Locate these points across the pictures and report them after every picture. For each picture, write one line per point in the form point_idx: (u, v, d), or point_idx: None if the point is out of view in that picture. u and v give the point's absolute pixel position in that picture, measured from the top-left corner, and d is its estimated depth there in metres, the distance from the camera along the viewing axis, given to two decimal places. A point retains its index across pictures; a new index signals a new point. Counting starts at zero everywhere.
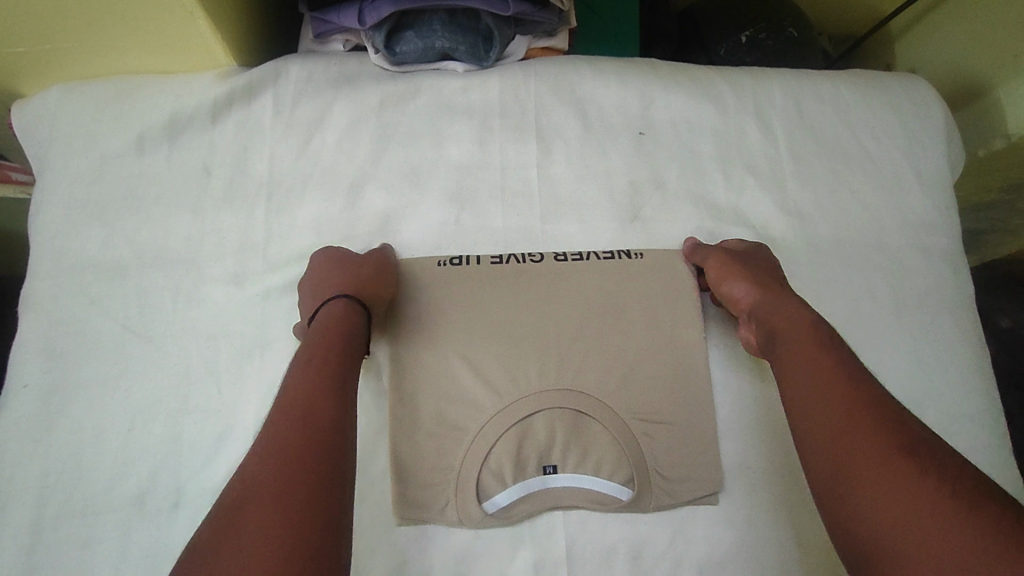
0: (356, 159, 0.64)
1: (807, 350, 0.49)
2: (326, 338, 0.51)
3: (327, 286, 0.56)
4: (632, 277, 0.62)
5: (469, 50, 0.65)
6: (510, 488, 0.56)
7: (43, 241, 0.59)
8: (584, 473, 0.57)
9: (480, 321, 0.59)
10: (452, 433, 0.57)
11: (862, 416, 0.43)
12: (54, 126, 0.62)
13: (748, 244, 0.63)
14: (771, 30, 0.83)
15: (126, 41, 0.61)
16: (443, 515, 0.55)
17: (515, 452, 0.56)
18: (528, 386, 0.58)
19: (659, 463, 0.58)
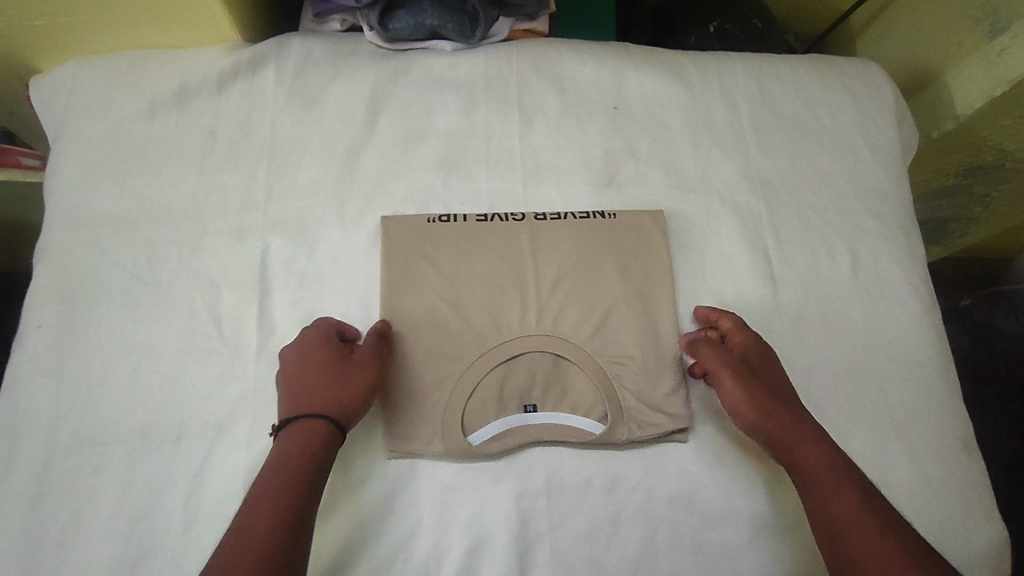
0: (353, 127, 0.68)
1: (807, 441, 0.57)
2: (295, 467, 0.50)
3: (311, 389, 0.54)
4: (607, 234, 0.67)
5: (456, 28, 0.71)
6: (493, 423, 0.60)
7: (58, 198, 0.64)
8: (561, 411, 0.61)
9: (466, 275, 0.64)
10: (440, 373, 0.61)
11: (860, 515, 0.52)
12: (72, 94, 0.67)
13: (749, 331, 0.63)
14: (737, 21, 0.90)
15: (140, 17, 0.66)
16: (430, 448, 0.59)
17: (498, 390, 0.61)
18: (511, 332, 0.62)
19: (634, 400, 0.62)
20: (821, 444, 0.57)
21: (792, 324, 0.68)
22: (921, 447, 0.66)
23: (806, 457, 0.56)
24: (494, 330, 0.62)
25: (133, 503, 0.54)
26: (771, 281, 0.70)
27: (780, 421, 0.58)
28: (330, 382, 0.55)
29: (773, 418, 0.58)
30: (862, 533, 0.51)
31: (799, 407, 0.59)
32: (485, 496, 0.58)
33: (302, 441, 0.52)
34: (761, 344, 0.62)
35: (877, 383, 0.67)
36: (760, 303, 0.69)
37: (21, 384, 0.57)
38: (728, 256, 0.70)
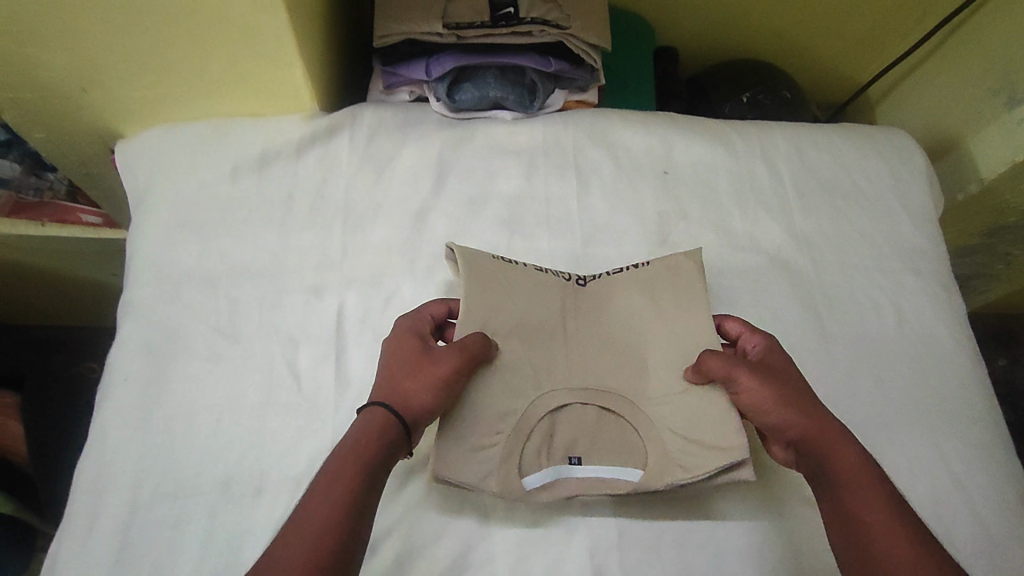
0: (422, 190, 0.72)
1: (833, 440, 0.55)
2: (352, 453, 0.52)
3: (389, 374, 0.57)
4: (651, 283, 0.67)
5: (517, 99, 0.76)
6: (540, 471, 0.59)
7: (142, 255, 0.67)
8: (607, 463, 0.60)
9: (527, 311, 0.64)
10: (500, 408, 0.59)
11: (882, 504, 0.52)
12: (159, 158, 0.72)
13: (772, 344, 0.61)
14: (767, 91, 0.96)
15: (228, 87, 0.71)
16: (487, 486, 0.57)
17: (549, 437, 0.60)
18: (557, 378, 0.62)
19: (676, 441, 0.59)
20: (853, 450, 0.55)
21: (847, 378, 0.70)
22: (982, 503, 0.66)
23: (836, 469, 0.54)
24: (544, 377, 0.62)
25: (214, 558, 0.54)
26: (823, 337, 0.72)
27: (807, 426, 0.56)
28: (403, 370, 0.57)
29: (796, 423, 0.56)
30: (891, 549, 0.49)
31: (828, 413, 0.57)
32: (558, 551, 0.59)
33: (370, 426, 0.54)
34: (785, 353, 0.61)
35: (932, 437, 0.69)
36: (814, 358, 0.71)
37: (107, 436, 0.59)
38: (780, 312, 0.72)
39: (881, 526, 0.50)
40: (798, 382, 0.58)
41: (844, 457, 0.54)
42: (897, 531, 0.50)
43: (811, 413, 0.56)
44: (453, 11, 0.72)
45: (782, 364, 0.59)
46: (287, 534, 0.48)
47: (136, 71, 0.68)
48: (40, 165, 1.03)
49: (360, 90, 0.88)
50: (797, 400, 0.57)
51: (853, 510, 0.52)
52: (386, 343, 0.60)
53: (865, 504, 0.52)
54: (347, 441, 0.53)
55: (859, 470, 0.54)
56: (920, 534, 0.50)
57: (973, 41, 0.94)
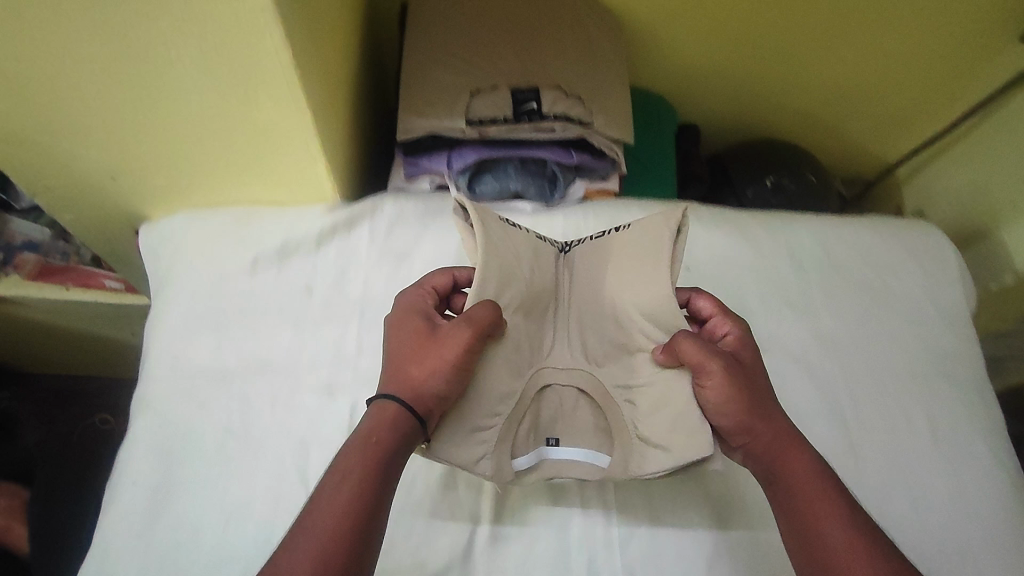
0: None
1: (792, 449, 0.54)
2: (363, 451, 0.51)
3: (395, 362, 0.56)
4: (639, 248, 0.62)
5: (537, 190, 0.76)
6: (525, 454, 0.60)
7: (161, 349, 0.68)
8: (582, 447, 0.62)
9: (525, 282, 0.62)
10: (495, 386, 0.59)
11: (838, 518, 0.51)
12: (182, 246, 0.73)
13: (741, 335, 0.59)
14: (792, 175, 0.95)
15: (252, 178, 0.72)
16: (478, 467, 0.56)
17: (533, 421, 0.62)
18: (547, 360, 0.64)
19: (647, 430, 0.59)
20: (808, 459, 0.54)
21: (879, 494, 0.67)
22: None
23: (793, 481, 0.53)
24: (534, 358, 0.63)
25: None
26: (852, 448, 0.69)
27: (767, 431, 0.54)
28: (406, 357, 0.55)
29: (757, 425, 0.54)
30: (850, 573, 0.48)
31: (785, 418, 0.56)
32: None
33: (381, 419, 0.52)
34: (751, 344, 0.59)
35: (972, 562, 0.65)
36: (843, 471, 0.67)
37: (112, 543, 0.58)
38: (806, 420, 0.69)
39: (837, 543, 0.50)
40: (763, 379, 0.57)
41: (800, 468, 0.53)
42: (857, 552, 0.49)
43: (772, 415, 0.55)
44: (476, 107, 0.73)
45: (749, 359, 0.58)
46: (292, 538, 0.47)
47: (164, 163, 0.70)
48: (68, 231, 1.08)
49: (382, 176, 0.89)
50: (760, 400, 0.55)
51: (807, 525, 0.51)
52: (389, 325, 0.59)
53: (819, 516, 0.51)
54: (357, 436, 0.52)
55: (815, 480, 0.53)
56: (883, 546, 0.49)
57: (1001, 129, 0.93)
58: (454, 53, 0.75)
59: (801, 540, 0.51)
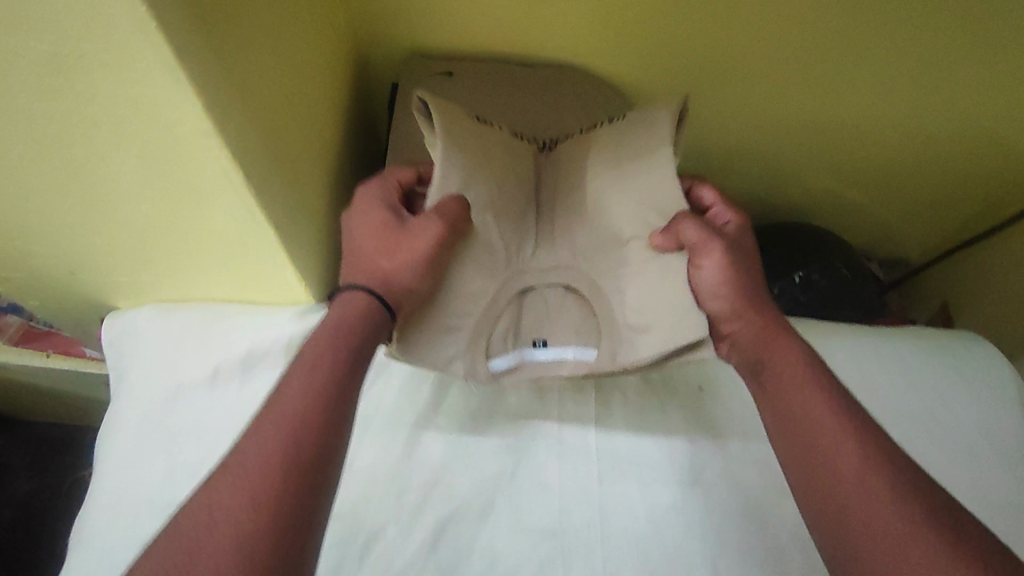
0: (420, 405, 0.66)
1: (774, 331, 0.57)
2: (335, 335, 0.52)
3: (360, 251, 0.58)
4: (620, 140, 0.66)
5: None
6: (508, 353, 0.64)
7: (111, 466, 0.63)
8: (567, 347, 0.65)
9: (503, 172, 0.67)
10: (472, 283, 0.63)
11: (824, 399, 0.51)
12: (142, 348, 0.68)
13: (740, 227, 0.64)
14: (823, 270, 0.86)
15: (218, 278, 0.66)
16: (453, 367, 0.60)
17: (515, 325, 0.66)
18: (527, 263, 0.68)
19: (628, 321, 0.63)
20: (794, 347, 0.56)
21: None
22: None
23: (779, 366, 0.55)
24: (512, 259, 0.68)
25: None
26: None
27: (755, 318, 0.58)
28: (369, 244, 0.58)
29: (746, 313, 0.58)
30: (837, 441, 0.48)
31: (775, 312, 0.59)
32: None
33: (353, 304, 0.55)
34: (749, 238, 0.64)
35: None
36: None
37: None
38: None
39: (822, 417, 0.50)
40: (756, 263, 0.62)
41: (783, 351, 0.55)
42: (843, 425, 0.49)
43: (762, 295, 0.59)
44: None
45: (745, 244, 0.63)
46: (259, 419, 0.46)
47: (123, 262, 0.64)
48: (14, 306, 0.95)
49: None
50: (751, 282, 0.59)
51: (794, 412, 0.52)
52: (352, 215, 0.61)
53: (805, 396, 0.52)
54: (328, 321, 0.53)
55: (800, 365, 0.54)
56: (872, 428, 0.49)
57: None
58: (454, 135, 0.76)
59: (783, 420, 0.52)
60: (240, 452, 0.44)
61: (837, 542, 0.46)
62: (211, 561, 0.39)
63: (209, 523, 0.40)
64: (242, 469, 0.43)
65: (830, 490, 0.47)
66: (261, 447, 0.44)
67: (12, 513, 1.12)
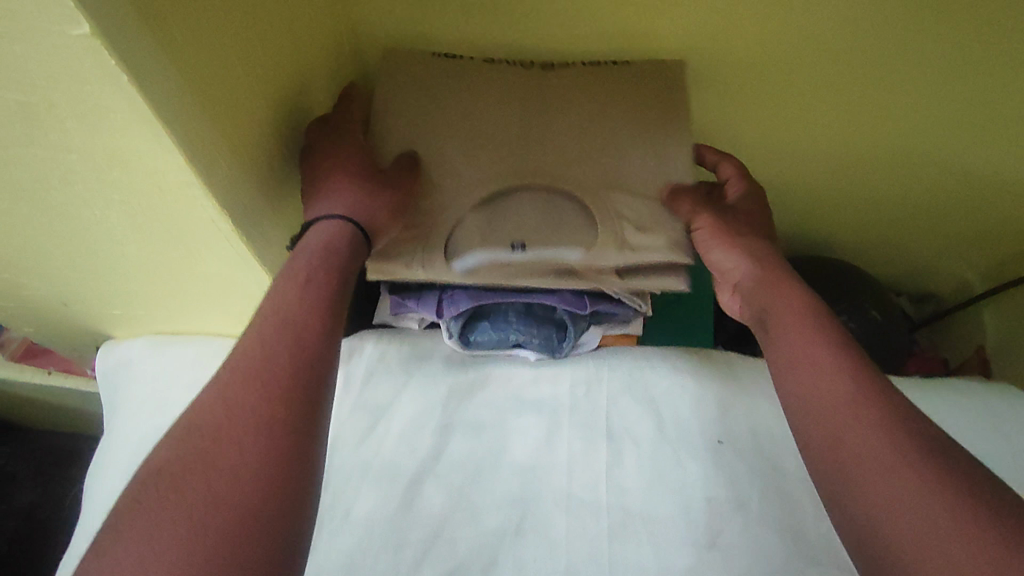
0: (419, 453, 0.61)
1: (780, 286, 0.53)
2: (319, 262, 0.48)
3: (323, 181, 0.52)
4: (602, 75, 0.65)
5: (542, 341, 0.64)
6: (477, 250, 0.57)
7: (98, 510, 0.61)
8: (549, 245, 0.57)
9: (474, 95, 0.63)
10: (432, 190, 0.59)
11: (837, 364, 0.46)
12: (136, 381, 0.66)
13: (741, 182, 0.60)
14: (852, 312, 0.82)
15: (212, 313, 0.63)
16: (409, 268, 0.56)
17: (489, 226, 0.58)
18: (500, 170, 0.61)
19: (623, 225, 0.58)
20: (799, 292, 0.52)
21: None
22: None
23: (783, 320, 0.51)
24: (483, 172, 0.60)
25: None
26: None
27: (756, 265, 0.55)
28: (345, 175, 0.52)
29: (749, 260, 0.55)
30: (846, 407, 0.44)
31: (780, 260, 0.56)
32: None
33: (329, 238, 0.49)
34: (756, 194, 0.60)
35: None
36: None
37: None
38: None
39: (831, 380, 0.46)
40: (757, 221, 0.58)
41: (788, 304, 0.51)
42: (854, 392, 0.45)
43: (764, 252, 0.56)
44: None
45: (746, 202, 0.59)
46: (236, 351, 0.43)
47: (114, 296, 0.61)
48: None
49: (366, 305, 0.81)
50: (753, 240, 0.56)
51: (801, 374, 0.47)
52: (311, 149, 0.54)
53: (812, 361, 0.47)
54: (304, 250, 0.48)
55: (805, 310, 0.51)
56: (883, 388, 0.45)
57: None
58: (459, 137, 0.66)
59: (785, 369, 0.49)
60: (225, 384, 0.41)
61: (839, 505, 0.42)
62: (235, 451, 0.38)
63: (224, 420, 0.39)
64: (225, 399, 0.40)
65: (838, 458, 0.43)
66: (245, 379, 0.41)
67: (14, 522, 1.08)
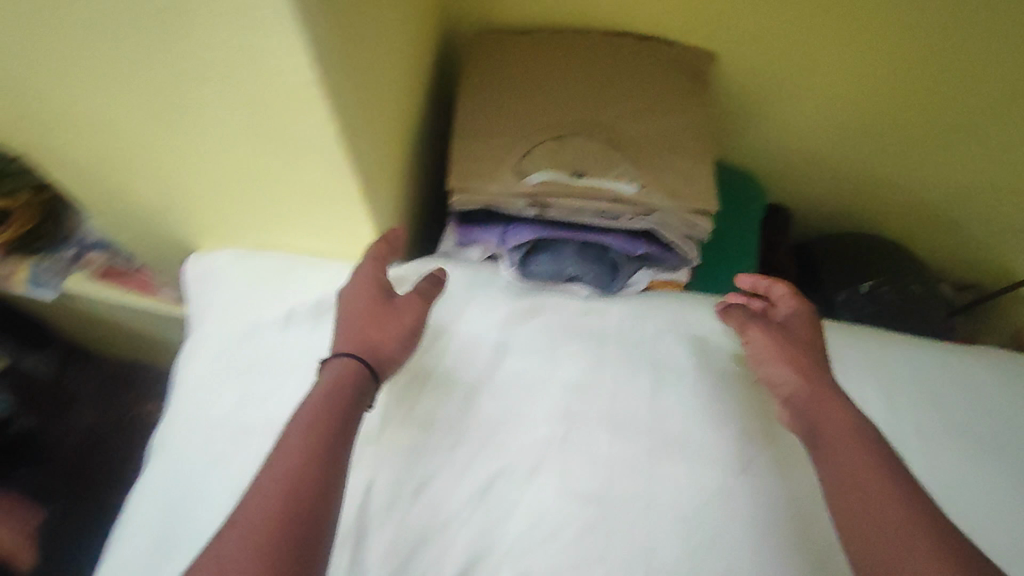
0: (476, 367, 0.66)
1: (827, 396, 0.58)
2: (316, 416, 0.52)
3: (349, 320, 0.60)
4: (651, 44, 0.75)
5: (595, 276, 0.70)
6: (544, 172, 0.67)
7: (185, 394, 0.67)
8: (604, 178, 0.66)
9: (541, 58, 0.73)
10: (507, 131, 0.69)
11: (881, 481, 0.50)
12: (223, 284, 0.72)
13: (796, 306, 0.67)
14: (893, 282, 0.84)
15: (297, 226, 0.69)
16: (489, 189, 0.67)
17: (555, 162, 0.67)
18: (565, 119, 0.70)
19: (664, 174, 0.68)
20: (847, 412, 0.57)
21: None
22: None
23: (830, 432, 0.56)
24: (549, 123, 0.70)
25: None
26: None
27: (806, 377, 0.60)
28: (360, 310, 0.60)
29: (802, 374, 0.61)
30: (899, 524, 0.48)
31: (829, 375, 0.61)
32: None
33: (332, 385, 0.55)
34: (809, 313, 0.67)
35: None
36: None
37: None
38: None
39: (879, 495, 0.50)
40: (811, 340, 0.64)
41: (836, 419, 0.56)
42: (899, 507, 0.48)
43: (816, 368, 0.61)
44: (535, 153, 0.68)
45: (800, 323, 0.66)
46: (242, 503, 0.47)
47: (210, 203, 0.68)
48: (56, 241, 1.07)
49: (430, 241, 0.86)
50: (804, 358, 0.62)
51: (848, 489, 0.51)
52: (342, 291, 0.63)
53: (862, 473, 0.51)
54: (310, 401, 0.53)
55: (851, 429, 0.55)
56: (935, 518, 0.48)
57: None
58: (530, 81, 0.72)
59: (837, 487, 0.52)
60: (225, 538, 0.45)
61: None
62: None
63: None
64: (223, 556, 0.44)
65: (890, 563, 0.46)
66: (242, 534, 0.45)
67: (75, 439, 1.18)
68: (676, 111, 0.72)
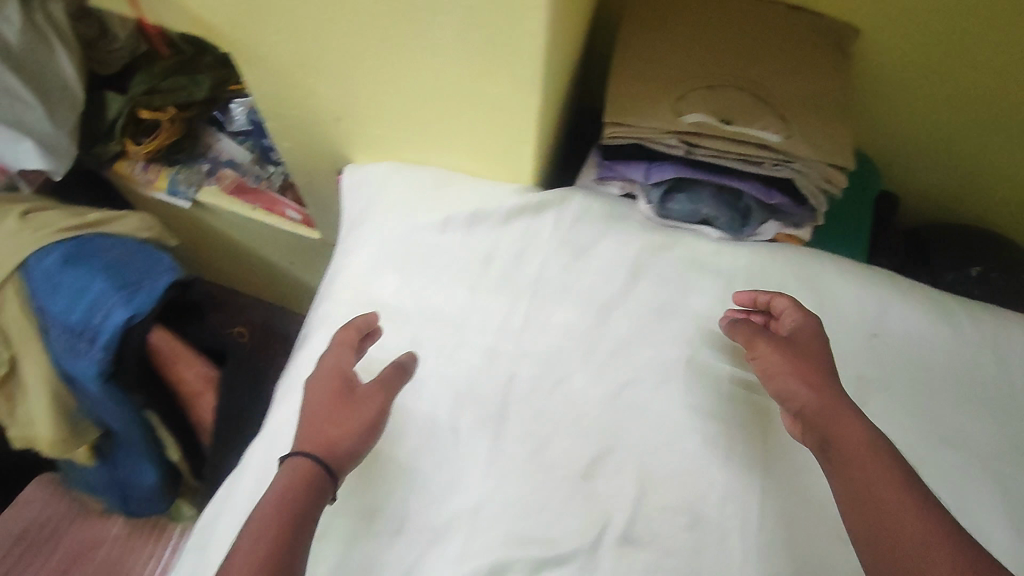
0: (612, 288, 0.71)
1: (840, 411, 0.56)
2: (275, 512, 0.50)
3: (311, 418, 0.57)
4: (800, 14, 0.79)
5: (728, 221, 0.75)
6: (696, 116, 0.71)
7: (344, 281, 0.74)
8: (751, 127, 0.71)
9: (696, 18, 0.79)
10: (661, 78, 0.75)
11: (898, 501, 0.49)
12: (378, 191, 0.78)
13: (800, 319, 0.63)
14: (1003, 270, 0.87)
15: (457, 146, 0.75)
16: (643, 127, 0.72)
17: (706, 109, 0.72)
18: (716, 73, 0.75)
19: (807, 131, 0.72)
20: (860, 427, 0.54)
21: None
22: None
23: (845, 447, 0.54)
24: (701, 74, 0.75)
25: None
26: None
27: (816, 392, 0.57)
28: (324, 405, 0.57)
29: (809, 387, 0.57)
30: (922, 542, 0.47)
31: (839, 388, 0.58)
32: None
33: (287, 483, 0.52)
34: (813, 324, 0.62)
35: None
36: None
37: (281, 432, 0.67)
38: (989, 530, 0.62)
39: (902, 513, 0.49)
40: (818, 351, 0.60)
41: (851, 441, 0.54)
42: (916, 520, 0.48)
43: (825, 390, 0.57)
44: (688, 99, 0.73)
45: (805, 337, 0.61)
46: None
47: (384, 115, 0.75)
48: (195, 155, 1.16)
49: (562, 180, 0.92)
50: (812, 373, 0.58)
51: (862, 507, 0.50)
52: (307, 381, 0.61)
53: (879, 492, 0.50)
54: (268, 498, 0.51)
55: (865, 445, 0.53)
56: (950, 529, 0.48)
57: None
58: (685, 36, 0.77)
59: (848, 500, 0.52)
60: None
61: None
62: None
63: None
64: None
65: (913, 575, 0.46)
66: None
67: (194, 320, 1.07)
68: (819, 78, 0.76)
